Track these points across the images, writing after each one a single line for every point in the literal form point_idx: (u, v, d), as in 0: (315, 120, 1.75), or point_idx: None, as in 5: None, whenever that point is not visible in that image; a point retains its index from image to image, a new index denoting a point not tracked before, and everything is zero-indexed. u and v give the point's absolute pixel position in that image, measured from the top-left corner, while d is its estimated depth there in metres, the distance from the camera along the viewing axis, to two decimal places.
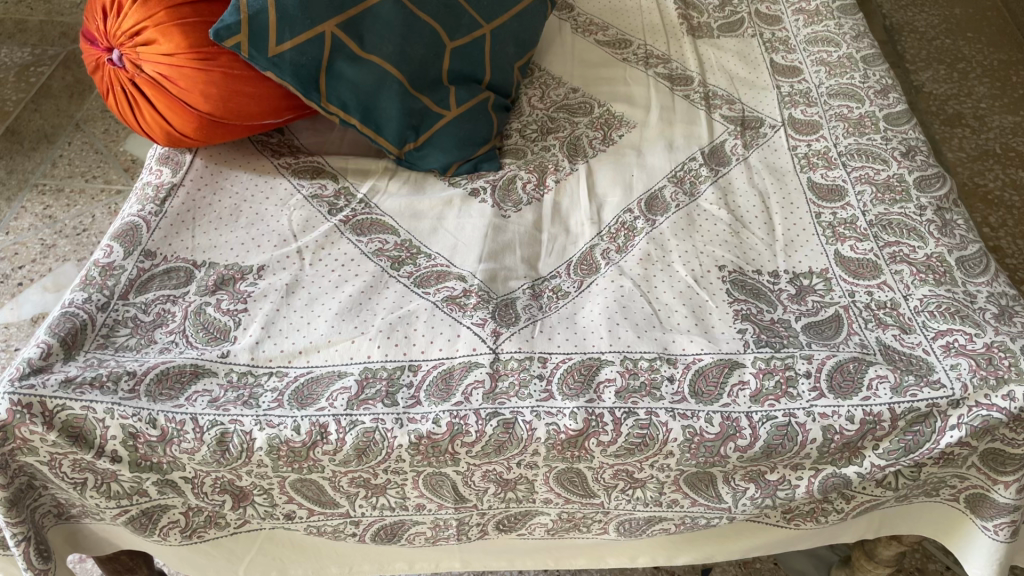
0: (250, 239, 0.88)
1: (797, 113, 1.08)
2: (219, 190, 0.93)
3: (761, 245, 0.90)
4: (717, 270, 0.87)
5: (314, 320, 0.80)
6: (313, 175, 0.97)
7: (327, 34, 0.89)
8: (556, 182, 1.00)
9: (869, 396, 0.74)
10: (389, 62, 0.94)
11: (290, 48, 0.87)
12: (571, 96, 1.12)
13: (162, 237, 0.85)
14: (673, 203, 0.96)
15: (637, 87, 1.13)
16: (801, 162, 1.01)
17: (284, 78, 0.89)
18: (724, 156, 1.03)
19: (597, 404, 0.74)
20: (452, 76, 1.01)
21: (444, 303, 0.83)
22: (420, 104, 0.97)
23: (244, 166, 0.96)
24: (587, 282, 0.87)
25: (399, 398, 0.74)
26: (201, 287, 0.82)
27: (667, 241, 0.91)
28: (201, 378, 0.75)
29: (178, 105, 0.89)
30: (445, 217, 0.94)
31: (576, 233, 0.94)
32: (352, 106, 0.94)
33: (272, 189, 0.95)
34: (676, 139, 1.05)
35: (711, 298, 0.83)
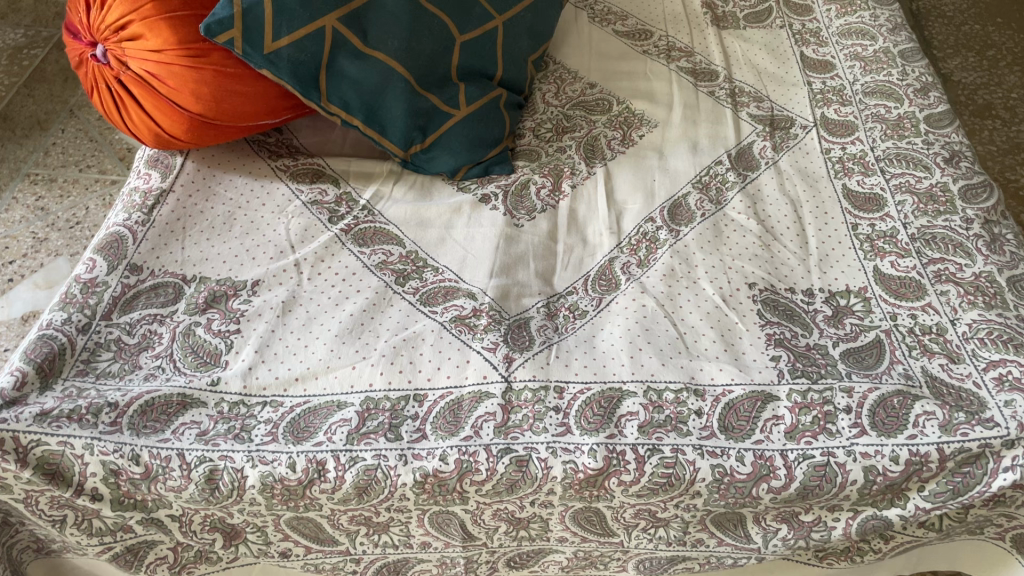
0: (245, 250, 0.82)
1: (830, 113, 1.01)
2: (212, 196, 0.86)
3: (794, 260, 0.84)
4: (747, 288, 0.81)
5: (312, 343, 0.74)
6: (313, 179, 0.91)
7: (328, 29, 0.83)
8: (572, 188, 0.93)
9: (915, 434, 0.68)
10: (395, 59, 0.87)
11: (288, 45, 0.81)
12: (588, 92, 1.05)
13: (150, 249, 0.79)
14: (698, 212, 0.90)
15: (658, 83, 1.06)
16: (835, 167, 0.94)
17: (280, 77, 0.83)
18: (753, 159, 0.96)
19: (618, 441, 0.68)
20: (461, 72, 0.94)
21: (452, 323, 0.76)
22: (428, 103, 0.91)
23: (238, 169, 0.90)
24: (606, 300, 0.81)
25: (403, 432, 0.69)
26: (191, 305, 0.76)
27: (693, 255, 0.84)
28: (189, 409, 0.69)
29: (167, 104, 0.83)
30: (454, 226, 0.88)
31: (594, 244, 0.88)
32: (354, 106, 0.87)
33: (268, 195, 0.88)
34: (700, 140, 0.99)
35: (741, 320, 0.77)
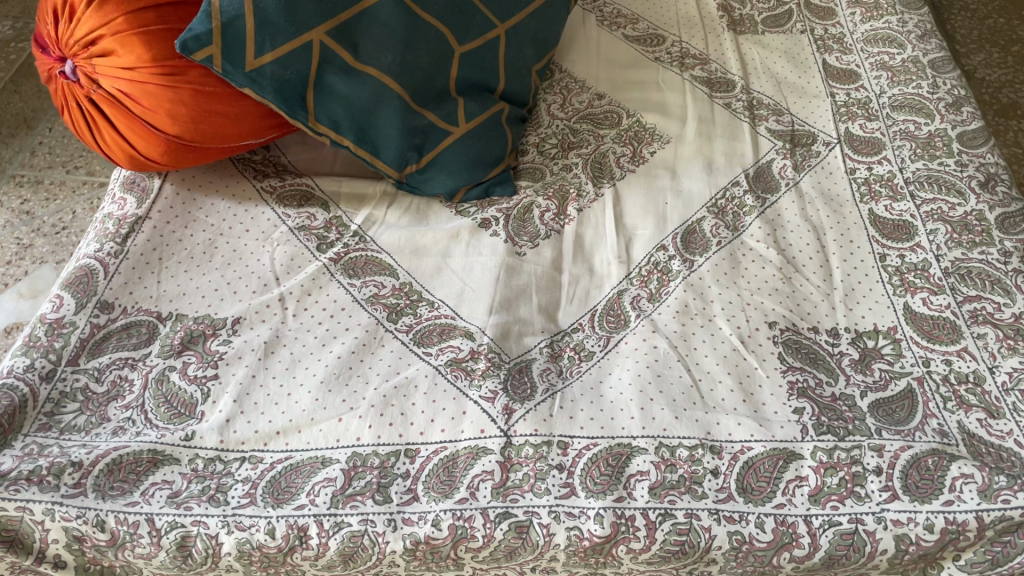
0: (226, 283, 0.76)
1: (856, 128, 0.94)
2: (191, 222, 0.80)
3: (817, 296, 0.78)
4: (767, 327, 0.75)
5: (295, 390, 0.69)
6: (301, 202, 0.85)
7: (315, 43, 0.76)
8: (578, 211, 0.87)
9: (951, 500, 0.62)
10: (388, 74, 0.81)
11: (271, 61, 0.75)
12: (596, 103, 0.99)
13: (122, 283, 0.73)
14: (714, 239, 0.83)
15: (671, 94, 0.99)
16: (861, 190, 0.88)
17: (264, 95, 0.77)
18: (772, 179, 0.90)
19: (627, 505, 0.63)
20: (460, 86, 0.87)
21: (447, 368, 0.71)
22: (424, 120, 0.84)
23: (220, 191, 0.84)
24: (615, 340, 0.75)
25: (392, 493, 0.63)
26: (165, 347, 0.70)
27: (708, 289, 0.78)
28: (161, 467, 0.63)
29: (141, 125, 0.76)
30: (451, 254, 0.82)
31: (602, 274, 0.82)
32: (344, 124, 0.81)
33: (252, 219, 0.82)
34: (716, 158, 0.92)
35: (760, 365, 0.71)
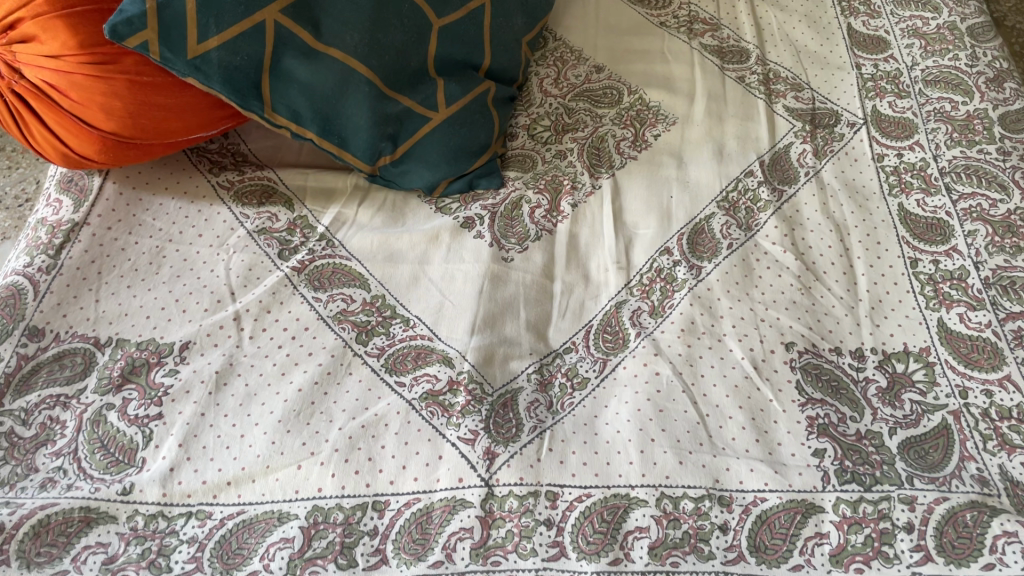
0: (173, 300, 0.67)
1: (884, 107, 0.84)
2: (136, 227, 0.71)
3: (840, 310, 0.69)
4: (783, 349, 0.66)
5: (249, 431, 0.61)
6: (262, 199, 0.76)
7: (268, 24, 0.66)
8: (572, 207, 0.78)
9: (993, 563, 0.54)
10: (355, 56, 0.70)
11: (218, 46, 0.65)
12: (594, 77, 0.89)
13: (54, 305, 0.65)
14: (724, 241, 0.74)
15: (678, 66, 0.89)
16: (889, 182, 0.78)
17: (211, 85, 0.67)
18: (790, 168, 0.80)
19: (625, 568, 0.55)
20: (440, 65, 0.77)
21: (421, 403, 0.62)
22: (398, 107, 0.74)
23: (170, 189, 0.75)
24: (611, 364, 0.66)
25: (357, 556, 0.55)
26: (102, 381, 0.62)
27: (717, 301, 0.70)
28: (94, 527, 0.56)
29: (72, 120, 0.67)
30: (430, 261, 0.73)
31: (598, 283, 0.73)
32: (306, 114, 0.72)
33: (205, 222, 0.73)
34: (727, 143, 0.83)
35: (776, 397, 0.63)
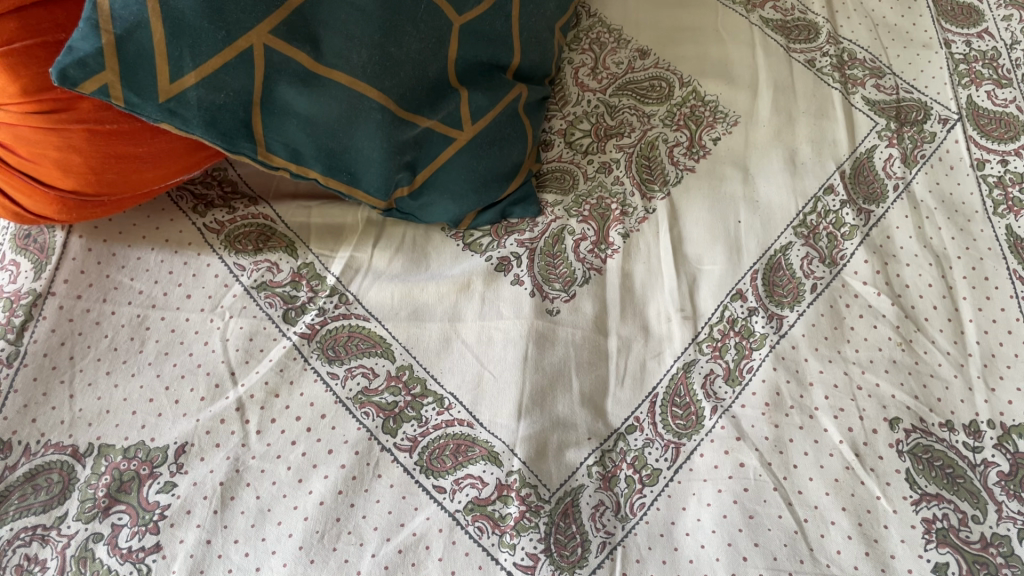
0: (164, 388, 0.57)
1: (981, 98, 0.73)
2: (112, 292, 0.60)
3: (947, 370, 0.59)
4: (887, 428, 0.57)
5: (266, 562, 0.51)
6: (257, 244, 0.64)
7: (256, 50, 0.53)
8: (623, 237, 0.66)
9: None
10: (364, 79, 0.57)
11: (196, 83, 0.52)
12: (638, 65, 0.76)
13: (21, 405, 0.54)
14: (806, 280, 0.63)
15: (736, 48, 0.76)
16: (993, 197, 0.67)
17: (191, 129, 0.54)
18: (876, 180, 0.69)
19: None
20: (462, 72, 0.64)
21: (468, 516, 0.53)
22: (417, 131, 0.61)
23: (148, 237, 0.63)
24: (685, 451, 0.56)
25: None
26: (85, 504, 0.52)
27: (805, 364, 0.59)
28: None
29: (23, 177, 0.55)
30: (462, 317, 0.62)
31: (661, 336, 0.62)
32: (307, 150, 0.59)
33: (193, 278, 0.61)
34: (800, 148, 0.71)
35: (883, 494, 0.54)
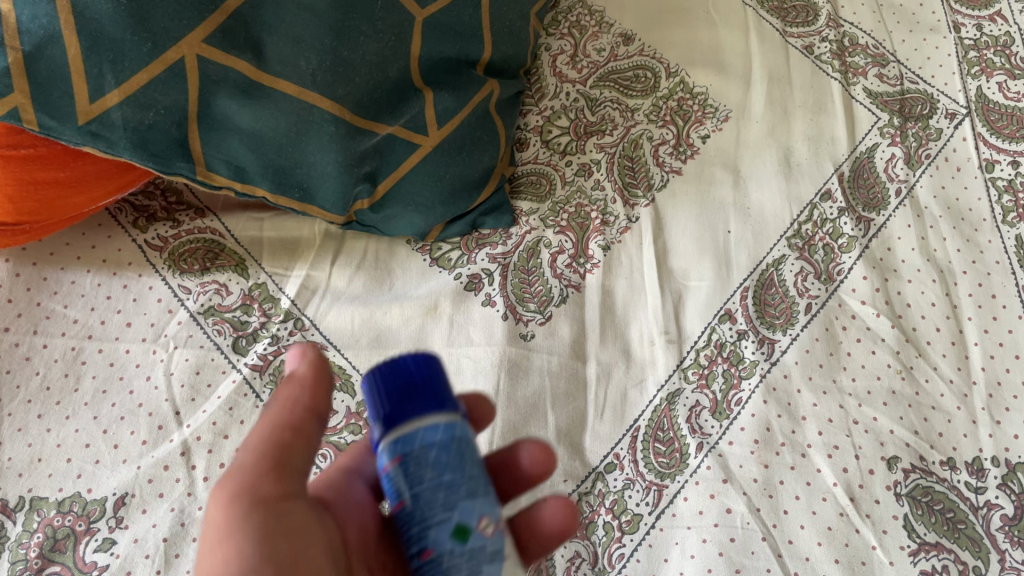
0: (101, 430, 0.52)
1: (991, 91, 0.67)
2: (44, 321, 0.55)
3: (950, 401, 0.55)
4: (884, 468, 0.53)
5: None
6: (204, 263, 0.58)
7: (187, 62, 0.47)
8: (604, 249, 0.61)
9: None
10: (314, 88, 0.51)
11: (119, 101, 0.46)
12: (621, 52, 0.70)
13: None
14: (801, 300, 0.59)
15: (727, 33, 0.71)
16: (1002, 203, 0.63)
17: (119, 150, 0.49)
18: (877, 183, 0.63)
19: None
20: (428, 71, 0.57)
21: None
22: (376, 140, 0.56)
23: (84, 258, 0.58)
24: (668, 495, 0.52)
25: None
26: (16, 567, 0.48)
27: (798, 395, 0.55)
28: None
29: None
30: (427, 344, 0.57)
31: (643, 361, 0.57)
32: (253, 167, 0.53)
33: (134, 303, 0.56)
34: (795, 147, 0.65)
35: (880, 543, 0.50)
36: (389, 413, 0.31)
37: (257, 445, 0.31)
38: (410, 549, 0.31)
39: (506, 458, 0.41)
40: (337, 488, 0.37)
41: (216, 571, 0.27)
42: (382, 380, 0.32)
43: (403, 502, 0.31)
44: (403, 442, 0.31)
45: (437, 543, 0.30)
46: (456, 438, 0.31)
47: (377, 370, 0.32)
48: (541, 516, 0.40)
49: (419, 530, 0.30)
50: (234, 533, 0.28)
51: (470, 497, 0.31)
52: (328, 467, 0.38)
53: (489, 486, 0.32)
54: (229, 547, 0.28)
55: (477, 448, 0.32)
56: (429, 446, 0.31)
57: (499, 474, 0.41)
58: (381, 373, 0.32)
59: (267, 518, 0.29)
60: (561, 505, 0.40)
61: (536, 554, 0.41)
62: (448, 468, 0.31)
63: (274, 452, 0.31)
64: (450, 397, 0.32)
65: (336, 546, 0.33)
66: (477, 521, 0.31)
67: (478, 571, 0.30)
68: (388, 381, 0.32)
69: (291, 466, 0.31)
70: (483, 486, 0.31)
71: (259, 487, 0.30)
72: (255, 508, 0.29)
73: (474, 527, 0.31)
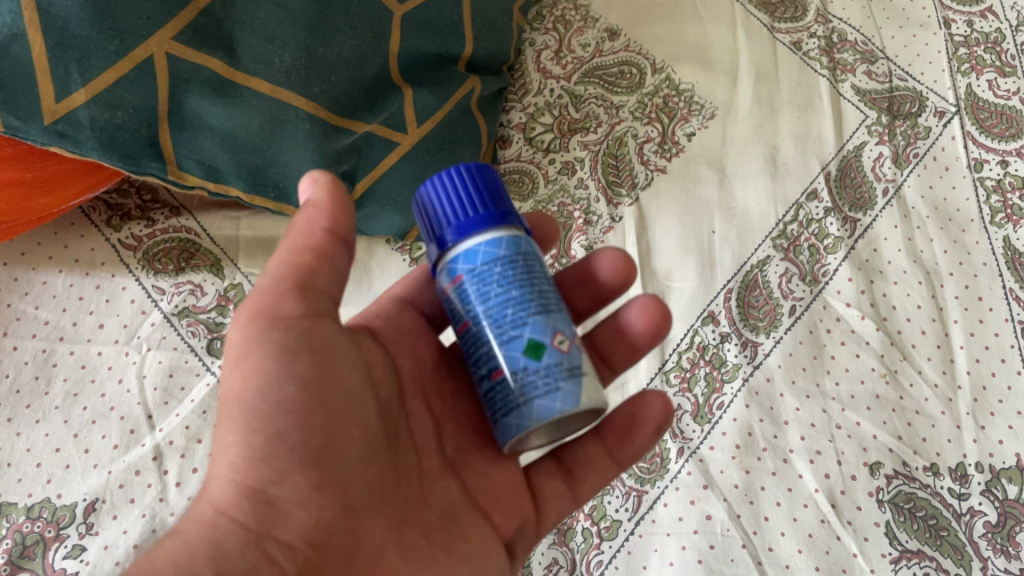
0: (72, 434, 0.51)
1: (981, 88, 0.66)
2: (16, 321, 0.54)
3: (934, 405, 0.54)
4: (866, 474, 0.52)
5: None
6: (179, 263, 0.57)
7: (155, 59, 0.46)
8: (585, 250, 0.60)
9: None
10: (288, 86, 0.50)
11: (87, 100, 0.45)
12: (606, 47, 0.69)
13: None
14: (785, 302, 0.58)
15: (714, 28, 0.69)
16: (991, 203, 0.62)
17: (87, 150, 0.48)
18: (864, 183, 0.62)
19: None
20: (407, 68, 0.56)
21: None
22: (352, 138, 0.54)
23: (56, 258, 0.57)
24: (648, 500, 0.52)
25: None
26: None
27: (780, 399, 0.55)
28: None
29: None
30: None
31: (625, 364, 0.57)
32: (225, 167, 0.52)
33: (106, 304, 0.55)
34: (782, 145, 0.64)
35: (861, 551, 0.50)
36: (452, 229, 0.37)
37: (281, 264, 0.36)
38: (482, 367, 0.37)
39: (621, 324, 0.46)
40: (397, 310, 0.44)
41: (239, 384, 0.33)
42: (443, 192, 0.38)
43: (474, 318, 0.36)
44: (475, 261, 0.36)
45: (507, 361, 0.36)
46: (518, 250, 0.37)
47: (431, 189, 0.39)
48: (630, 322, 0.45)
49: (494, 345, 0.36)
50: (256, 350, 0.34)
51: (538, 313, 0.36)
52: (386, 297, 0.45)
53: (550, 296, 0.37)
54: (250, 363, 0.34)
55: (536, 252, 0.38)
56: (494, 261, 0.36)
57: (587, 282, 0.47)
58: (447, 196, 0.38)
59: (288, 336, 0.34)
60: (665, 408, 0.46)
61: (623, 360, 0.48)
62: (514, 284, 0.36)
63: (299, 272, 0.36)
64: (506, 206, 0.38)
65: (370, 361, 0.39)
66: (549, 335, 0.36)
67: (557, 386, 0.35)
68: (446, 195, 0.38)
69: (315, 285, 0.36)
70: (547, 300, 0.37)
71: (280, 306, 0.35)
72: (276, 326, 0.34)
73: (547, 342, 0.35)
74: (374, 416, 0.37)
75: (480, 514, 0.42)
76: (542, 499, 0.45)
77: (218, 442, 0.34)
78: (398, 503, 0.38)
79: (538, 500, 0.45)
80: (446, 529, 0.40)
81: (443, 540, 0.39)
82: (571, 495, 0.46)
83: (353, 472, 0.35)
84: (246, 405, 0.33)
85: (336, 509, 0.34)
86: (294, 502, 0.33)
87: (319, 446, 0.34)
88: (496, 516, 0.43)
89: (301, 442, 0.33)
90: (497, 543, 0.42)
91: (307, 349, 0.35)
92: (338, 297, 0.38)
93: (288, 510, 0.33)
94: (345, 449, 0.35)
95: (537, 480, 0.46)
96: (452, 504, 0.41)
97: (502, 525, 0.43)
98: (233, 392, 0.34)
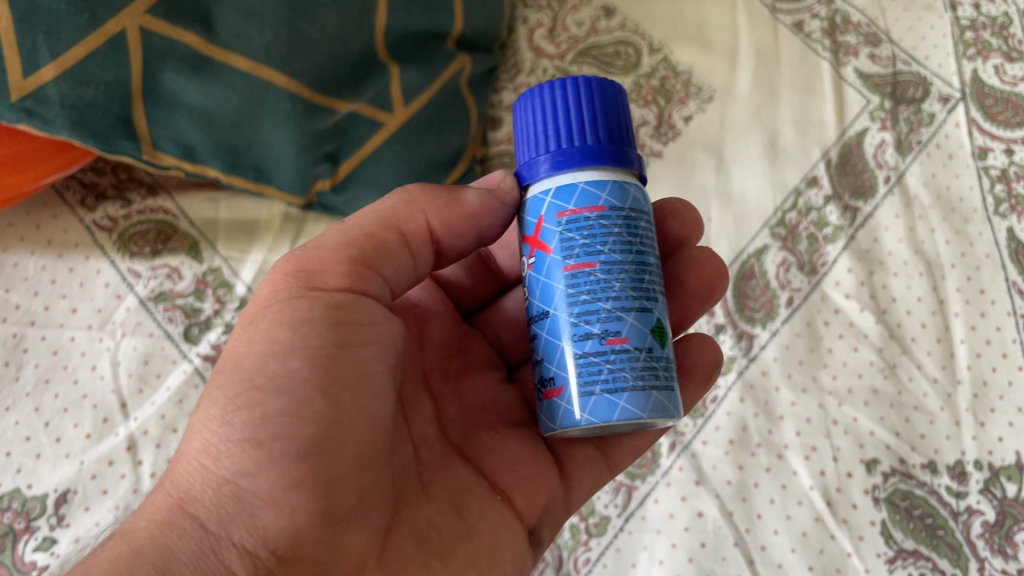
0: (42, 423, 0.49)
1: (988, 74, 0.63)
2: None
3: (934, 402, 0.52)
4: (863, 471, 0.51)
5: None
6: (155, 246, 0.55)
7: (128, 33, 0.44)
8: None
9: None
10: (268, 64, 0.48)
11: (55, 77, 0.43)
12: (602, 25, 0.66)
13: None
14: (782, 293, 0.57)
15: (714, 8, 0.67)
16: (995, 193, 0.59)
17: (56, 129, 0.45)
18: (865, 171, 0.60)
19: None
20: (393, 44, 0.54)
21: None
22: (336, 118, 0.52)
23: (27, 239, 0.55)
24: (639, 496, 0.51)
25: None
26: None
27: (775, 393, 0.53)
28: None
29: None
30: None
31: None
32: (202, 147, 0.50)
33: (79, 287, 0.54)
34: (783, 130, 0.62)
35: (855, 551, 0.48)
36: (558, 154, 0.35)
37: (354, 232, 0.37)
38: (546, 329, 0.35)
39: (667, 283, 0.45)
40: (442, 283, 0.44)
41: (249, 345, 0.34)
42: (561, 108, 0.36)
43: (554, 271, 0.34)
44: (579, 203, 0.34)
45: (573, 337, 0.33)
46: (625, 205, 0.35)
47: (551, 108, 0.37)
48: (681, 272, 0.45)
49: (566, 314, 0.34)
50: (274, 313, 0.35)
51: (625, 291, 0.33)
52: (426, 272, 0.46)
53: (650, 271, 0.35)
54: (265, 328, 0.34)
55: (648, 214, 0.36)
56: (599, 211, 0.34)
57: None
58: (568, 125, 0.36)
59: (314, 308, 0.34)
60: (710, 354, 0.46)
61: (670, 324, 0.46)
62: (608, 249, 0.34)
63: (363, 247, 0.36)
64: (623, 143, 0.36)
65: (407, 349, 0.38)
66: (630, 322, 0.33)
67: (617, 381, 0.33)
68: (558, 120, 0.36)
69: (375, 263, 0.37)
70: (644, 277, 0.34)
71: (323, 274, 0.35)
72: (309, 294, 0.35)
73: (625, 328, 0.33)
74: (388, 408, 0.36)
75: (498, 496, 0.41)
76: (570, 469, 0.44)
77: (201, 414, 0.34)
78: (390, 505, 0.37)
79: (566, 471, 0.44)
80: (453, 525, 0.38)
81: (440, 542, 0.37)
82: (606, 463, 0.45)
83: (348, 472, 0.34)
84: (247, 369, 0.34)
85: (315, 511, 0.33)
86: (265, 496, 0.33)
87: (314, 438, 0.33)
88: (517, 498, 0.41)
89: (289, 431, 0.33)
90: (514, 528, 0.41)
91: (331, 321, 0.34)
92: (392, 281, 0.38)
93: (257, 507, 0.33)
94: (344, 443, 0.34)
95: (566, 450, 0.44)
96: (461, 489, 0.40)
97: (525, 509, 0.42)
98: (238, 354, 0.34)
